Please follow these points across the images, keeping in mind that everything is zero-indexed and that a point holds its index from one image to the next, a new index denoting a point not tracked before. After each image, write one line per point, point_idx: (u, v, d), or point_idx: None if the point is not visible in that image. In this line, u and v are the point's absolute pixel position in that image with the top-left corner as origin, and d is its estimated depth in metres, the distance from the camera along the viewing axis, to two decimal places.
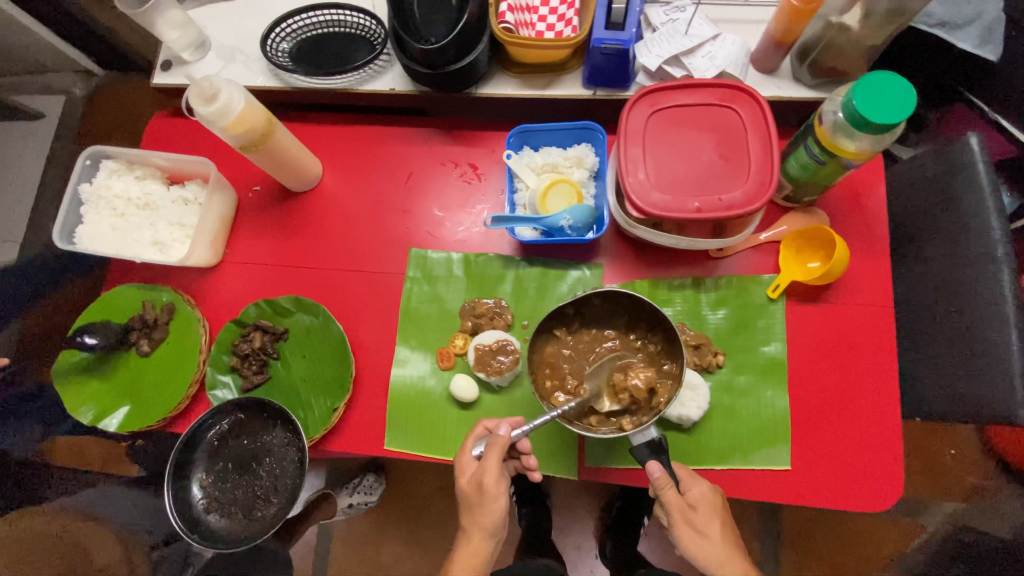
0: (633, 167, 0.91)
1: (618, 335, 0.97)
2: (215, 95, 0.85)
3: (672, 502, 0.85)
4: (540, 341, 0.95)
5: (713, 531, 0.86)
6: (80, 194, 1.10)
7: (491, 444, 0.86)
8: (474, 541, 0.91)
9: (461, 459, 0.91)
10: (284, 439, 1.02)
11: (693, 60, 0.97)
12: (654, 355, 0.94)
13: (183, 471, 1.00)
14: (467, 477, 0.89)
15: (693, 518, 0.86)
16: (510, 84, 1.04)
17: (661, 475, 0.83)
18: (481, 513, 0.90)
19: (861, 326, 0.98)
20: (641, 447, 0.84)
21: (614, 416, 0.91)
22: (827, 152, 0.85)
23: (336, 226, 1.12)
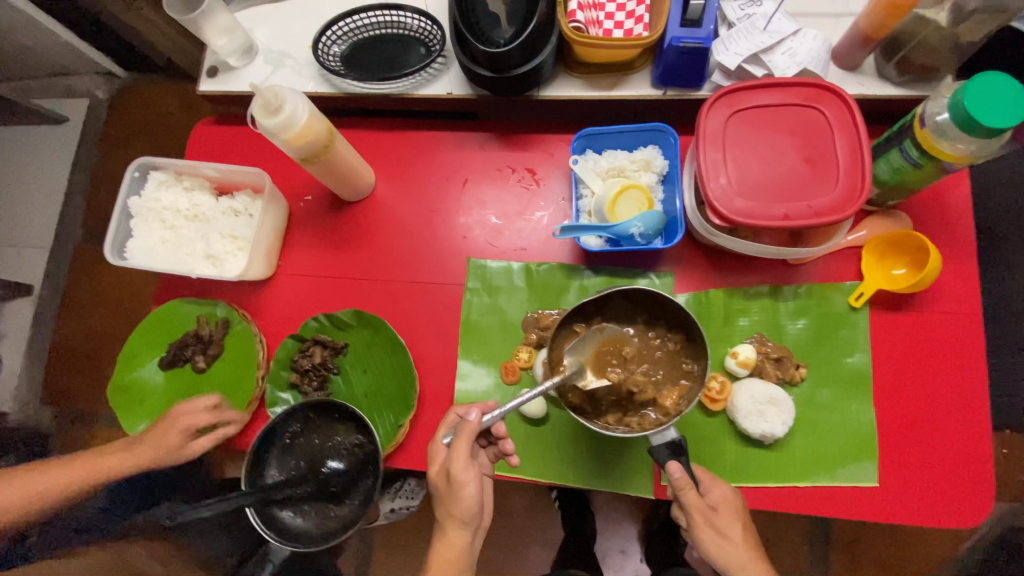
0: (713, 172, 0.86)
1: (638, 332, 0.90)
2: (281, 107, 0.82)
3: (691, 503, 0.82)
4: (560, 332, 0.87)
5: (735, 534, 0.82)
6: (129, 207, 1.07)
7: (461, 430, 0.82)
8: (449, 534, 0.86)
9: (434, 446, 0.88)
10: (356, 442, 0.95)
11: (772, 57, 0.92)
12: (675, 354, 0.88)
13: (257, 465, 0.93)
14: (436, 464, 0.86)
15: (714, 520, 0.82)
16: (574, 85, 0.99)
17: (681, 475, 0.80)
18: (451, 502, 0.85)
19: (951, 335, 0.93)
20: (662, 447, 0.81)
21: (628, 416, 0.86)
22: (926, 155, 0.80)
23: (392, 235, 1.09)
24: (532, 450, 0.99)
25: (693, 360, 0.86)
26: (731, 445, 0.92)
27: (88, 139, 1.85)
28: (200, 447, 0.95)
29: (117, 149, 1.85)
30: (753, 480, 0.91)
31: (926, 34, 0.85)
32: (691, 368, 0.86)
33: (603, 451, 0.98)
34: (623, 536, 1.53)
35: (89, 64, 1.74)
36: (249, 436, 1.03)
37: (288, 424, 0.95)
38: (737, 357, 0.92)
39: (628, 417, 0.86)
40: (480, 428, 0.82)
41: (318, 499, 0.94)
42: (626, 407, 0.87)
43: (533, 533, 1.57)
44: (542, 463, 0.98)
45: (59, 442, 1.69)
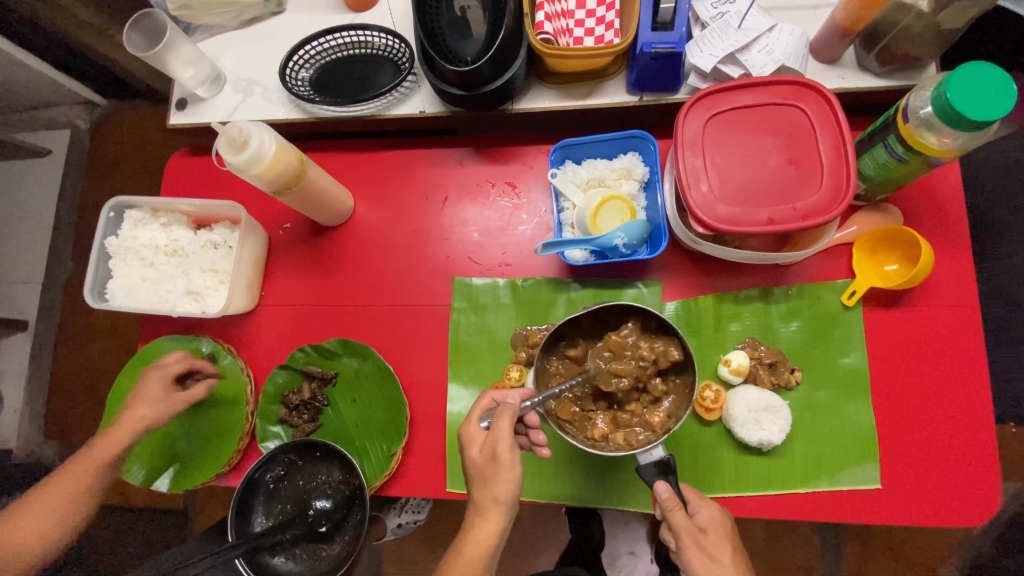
0: (694, 179, 0.84)
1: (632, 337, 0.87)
2: (246, 142, 0.80)
3: (680, 525, 0.81)
4: (546, 351, 0.89)
5: (724, 557, 0.81)
6: (107, 248, 1.06)
7: (501, 410, 0.79)
8: (489, 518, 0.78)
9: (468, 431, 0.81)
10: (342, 478, 0.98)
11: (748, 56, 0.90)
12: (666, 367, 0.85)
13: (243, 513, 0.93)
14: (477, 445, 0.79)
15: (703, 542, 0.82)
16: (549, 95, 0.97)
17: (669, 496, 0.80)
18: (494, 481, 0.77)
19: (947, 328, 0.91)
20: (649, 467, 0.81)
21: (617, 431, 0.85)
22: (911, 151, 0.78)
23: (374, 259, 1.07)
24: (530, 471, 0.97)
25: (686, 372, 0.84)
26: (730, 454, 0.90)
27: (73, 170, 1.82)
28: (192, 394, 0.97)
29: (100, 178, 1.81)
30: (754, 489, 0.89)
31: (907, 22, 0.82)
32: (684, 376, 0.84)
33: (602, 467, 0.96)
34: (631, 537, 1.49)
35: (67, 94, 1.71)
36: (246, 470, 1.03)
37: (272, 469, 0.96)
38: (730, 365, 0.90)
39: (616, 433, 0.84)
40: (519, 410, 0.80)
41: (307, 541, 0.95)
42: (615, 423, 0.86)
43: (540, 543, 1.55)
44: (541, 482, 0.97)
45: None
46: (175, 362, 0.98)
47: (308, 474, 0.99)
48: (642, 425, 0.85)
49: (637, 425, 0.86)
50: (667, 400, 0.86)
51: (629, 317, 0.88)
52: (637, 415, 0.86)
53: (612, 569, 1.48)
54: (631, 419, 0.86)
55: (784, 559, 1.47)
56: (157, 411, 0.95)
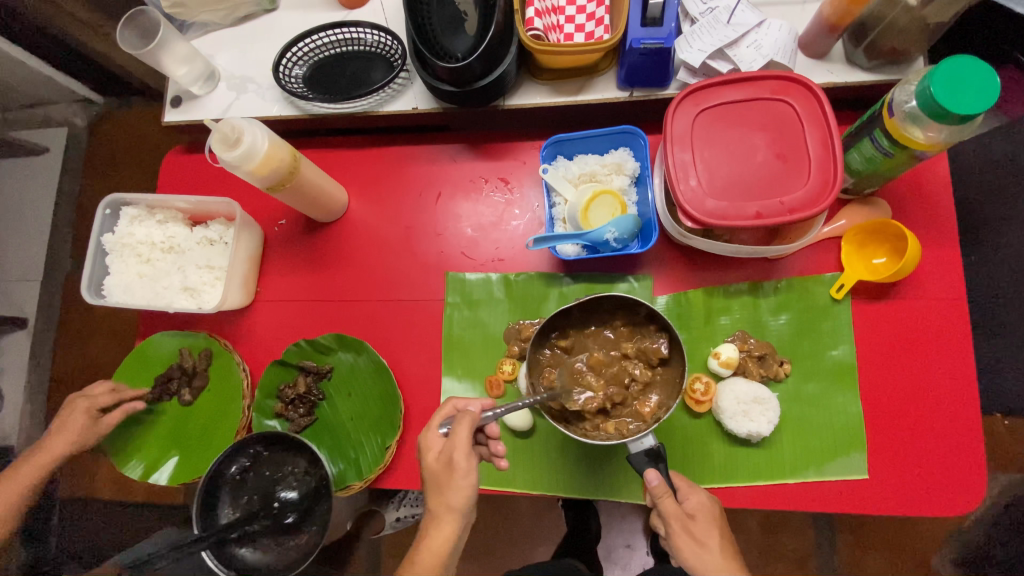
0: (683, 174, 0.85)
1: (619, 335, 0.91)
2: (239, 138, 0.81)
3: (669, 511, 0.83)
4: (538, 342, 0.90)
5: (712, 542, 0.83)
6: (103, 245, 1.07)
7: (460, 417, 0.80)
8: (442, 526, 0.80)
9: (427, 438, 0.82)
10: (308, 469, 0.98)
11: (737, 51, 0.91)
12: (654, 358, 0.88)
13: (208, 504, 0.95)
14: (433, 452, 0.80)
15: (692, 528, 0.83)
16: (540, 92, 0.98)
17: (659, 483, 0.80)
18: (449, 490, 0.79)
19: (935, 320, 0.92)
20: (639, 455, 0.82)
21: (608, 421, 0.86)
22: (897, 144, 0.79)
23: (368, 255, 1.08)
24: (524, 463, 0.99)
25: (675, 363, 0.85)
26: (720, 446, 0.92)
27: (71, 167, 1.82)
28: (111, 421, 0.99)
29: (97, 176, 1.82)
30: (743, 479, 0.90)
31: (893, 17, 0.83)
32: (672, 368, 0.86)
33: (594, 460, 0.97)
34: (628, 530, 1.51)
35: (64, 91, 1.72)
36: None
37: (236, 461, 0.97)
38: (719, 358, 0.91)
39: (607, 423, 0.86)
40: (480, 419, 0.81)
41: (273, 533, 0.96)
42: (606, 414, 0.87)
43: (537, 536, 1.57)
44: (534, 475, 0.98)
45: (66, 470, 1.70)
46: (100, 394, 1.02)
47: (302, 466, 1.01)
48: (632, 416, 0.87)
49: (628, 415, 0.87)
50: (656, 391, 0.88)
51: (616, 309, 0.90)
52: (628, 405, 0.87)
53: (608, 561, 1.50)
54: (622, 410, 0.87)
55: (777, 550, 1.48)
56: (81, 439, 0.99)
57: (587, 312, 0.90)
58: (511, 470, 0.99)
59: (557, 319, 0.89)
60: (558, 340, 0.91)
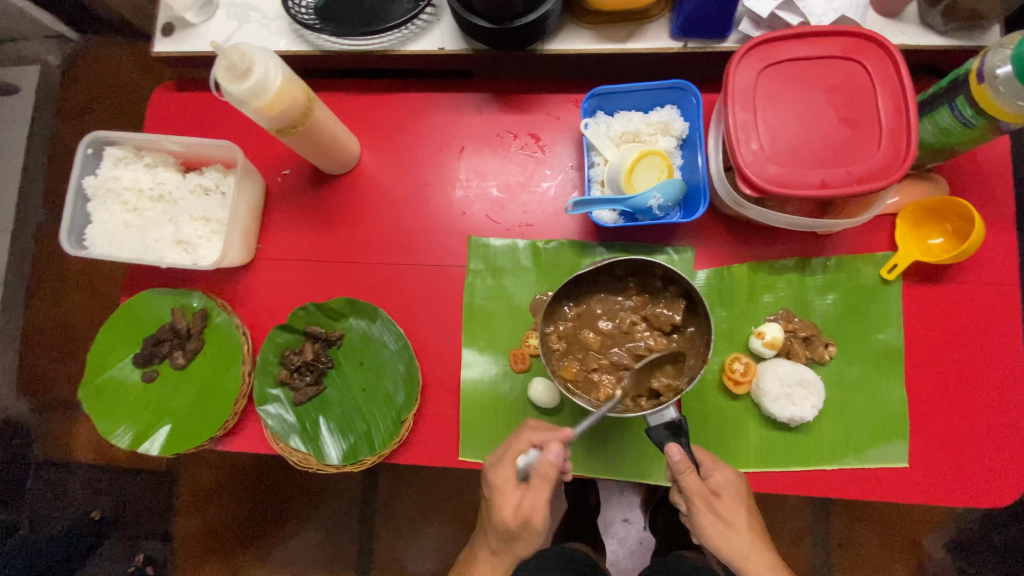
0: (744, 135, 0.77)
1: (635, 302, 0.85)
2: (249, 69, 0.70)
3: (692, 487, 0.78)
4: (550, 313, 0.83)
5: (738, 520, 0.79)
6: (85, 188, 0.95)
7: (546, 474, 0.76)
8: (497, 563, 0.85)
9: (501, 485, 0.78)
10: None
11: (807, 3, 0.82)
12: (673, 324, 0.82)
13: None
14: (511, 507, 0.77)
15: (718, 505, 0.79)
16: (583, 37, 0.88)
17: (681, 457, 0.75)
18: (519, 540, 0.81)
19: (986, 306, 0.88)
20: (659, 428, 0.77)
21: (622, 393, 0.82)
22: (982, 115, 0.72)
23: (382, 213, 0.99)
24: None
25: (698, 326, 0.80)
26: (757, 430, 0.87)
27: (41, 109, 1.65)
28: None
29: (71, 118, 1.65)
30: (779, 465, 0.86)
31: None
32: (695, 332, 0.81)
33: (620, 439, 0.92)
34: (625, 504, 1.47)
35: (34, 25, 1.55)
36: (244, 434, 0.96)
37: None
38: (763, 338, 0.86)
39: (623, 394, 0.82)
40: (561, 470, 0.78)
41: None
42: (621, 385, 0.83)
43: None
44: None
45: (40, 432, 1.60)
46: None
47: (309, 438, 0.91)
48: None
49: None
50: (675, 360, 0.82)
51: (629, 275, 0.84)
52: None
53: (606, 535, 1.46)
54: None
55: (776, 532, 1.47)
56: None
57: (599, 275, 0.84)
58: None
59: (571, 285, 0.83)
60: (569, 309, 0.85)
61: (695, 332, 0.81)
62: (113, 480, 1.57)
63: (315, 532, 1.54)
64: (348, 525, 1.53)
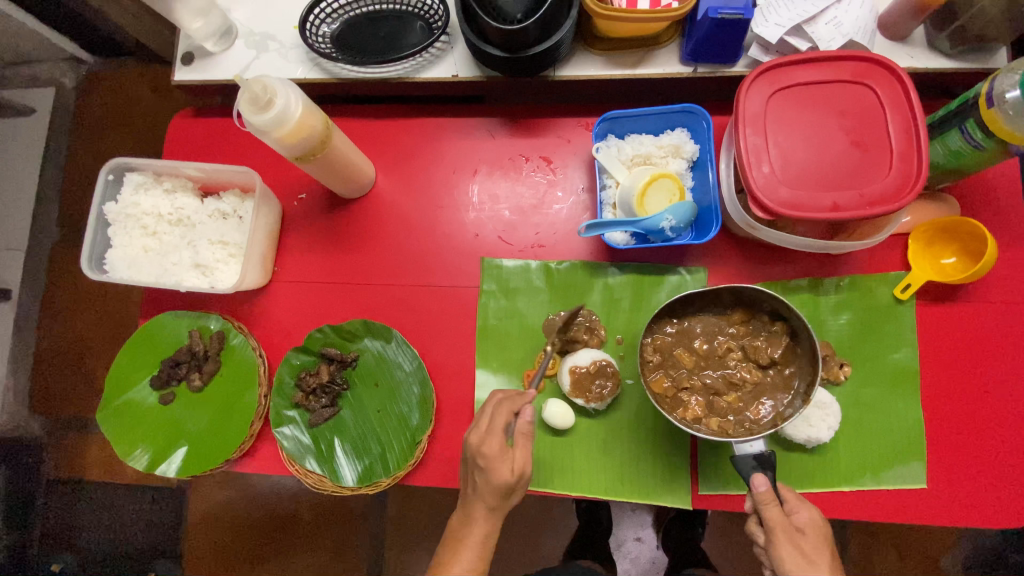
0: (755, 159, 0.78)
1: (738, 332, 0.87)
2: (271, 100, 0.72)
3: (775, 520, 0.75)
4: (654, 324, 0.86)
5: (822, 562, 0.74)
6: (105, 214, 0.97)
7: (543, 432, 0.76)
8: (487, 520, 0.80)
9: (491, 452, 0.75)
10: None
11: (815, 28, 0.83)
12: (772, 359, 0.84)
13: None
14: (513, 468, 0.76)
15: (801, 543, 0.75)
16: (594, 63, 0.90)
17: (766, 489, 0.75)
18: (514, 494, 0.79)
19: (1000, 326, 0.87)
20: (746, 458, 0.78)
21: (711, 416, 0.84)
22: (993, 138, 0.73)
23: (395, 234, 1.00)
24: (559, 463, 0.91)
25: (798, 368, 0.83)
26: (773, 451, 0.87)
27: (57, 131, 1.69)
28: None
29: (86, 141, 1.69)
30: (795, 486, 0.86)
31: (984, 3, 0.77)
32: (793, 374, 0.84)
33: (636, 465, 0.90)
34: (638, 523, 1.47)
35: (53, 49, 1.58)
36: (258, 455, 0.97)
37: None
38: None
39: (710, 417, 0.84)
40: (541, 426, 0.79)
41: None
42: (709, 409, 0.85)
43: (548, 526, 1.52)
44: (572, 475, 0.90)
45: (54, 449, 1.61)
46: None
47: (324, 460, 0.91)
48: (739, 416, 0.85)
49: (734, 416, 0.85)
50: (768, 396, 0.85)
51: (735, 304, 0.87)
52: (734, 406, 0.85)
53: (618, 554, 1.46)
54: (728, 410, 0.85)
55: None
56: None
57: (706, 298, 0.86)
58: (544, 472, 0.91)
59: (677, 303, 0.86)
60: (670, 325, 0.87)
61: (795, 372, 0.84)
62: (124, 498, 1.58)
63: (326, 550, 1.53)
64: (358, 543, 1.53)
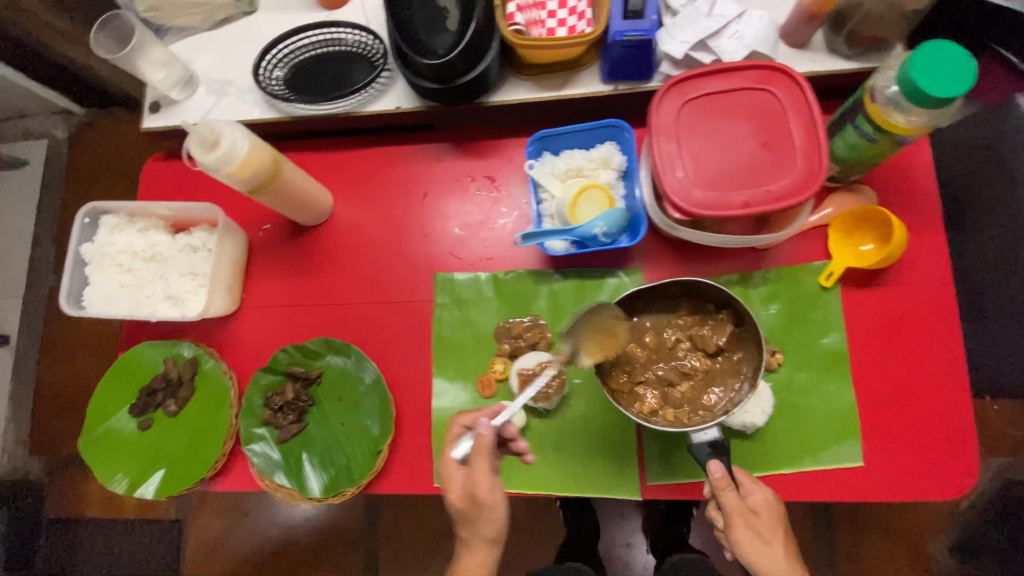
0: (669, 165, 0.84)
1: (686, 322, 0.91)
2: (218, 141, 0.80)
3: (731, 504, 0.80)
4: (606, 322, 0.89)
5: (776, 540, 0.81)
6: (83, 254, 1.05)
7: (477, 448, 0.82)
8: (477, 551, 0.86)
9: (447, 471, 0.85)
10: None
11: (720, 42, 0.90)
12: (718, 346, 0.88)
13: None
14: (458, 490, 0.84)
15: (756, 524, 0.81)
16: (524, 87, 0.97)
17: (722, 475, 0.79)
18: (480, 521, 0.84)
19: (923, 306, 0.92)
20: (702, 446, 0.82)
21: (666, 407, 0.88)
22: (880, 130, 0.79)
23: (354, 256, 1.06)
24: (515, 464, 0.95)
25: (745, 353, 0.87)
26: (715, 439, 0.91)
27: (51, 181, 1.78)
28: None
29: (78, 189, 1.78)
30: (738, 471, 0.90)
31: None
32: (741, 359, 0.88)
33: (588, 461, 0.94)
34: (628, 528, 1.51)
35: (44, 105, 1.69)
36: (232, 474, 1.02)
37: None
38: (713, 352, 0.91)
39: (665, 409, 0.88)
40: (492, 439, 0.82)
41: None
42: (664, 400, 0.89)
43: (536, 534, 1.54)
44: (528, 474, 0.95)
45: (54, 488, 1.66)
46: None
47: (293, 474, 0.96)
48: (693, 405, 0.88)
49: (689, 405, 0.88)
50: (718, 382, 0.89)
51: (682, 296, 0.90)
52: (688, 395, 0.89)
53: (609, 561, 1.50)
54: (682, 399, 0.88)
55: None
56: None
57: (653, 292, 0.90)
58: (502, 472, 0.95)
59: (626, 300, 0.89)
60: None
61: (743, 357, 0.88)
62: (124, 531, 1.62)
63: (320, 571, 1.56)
64: (352, 562, 1.56)
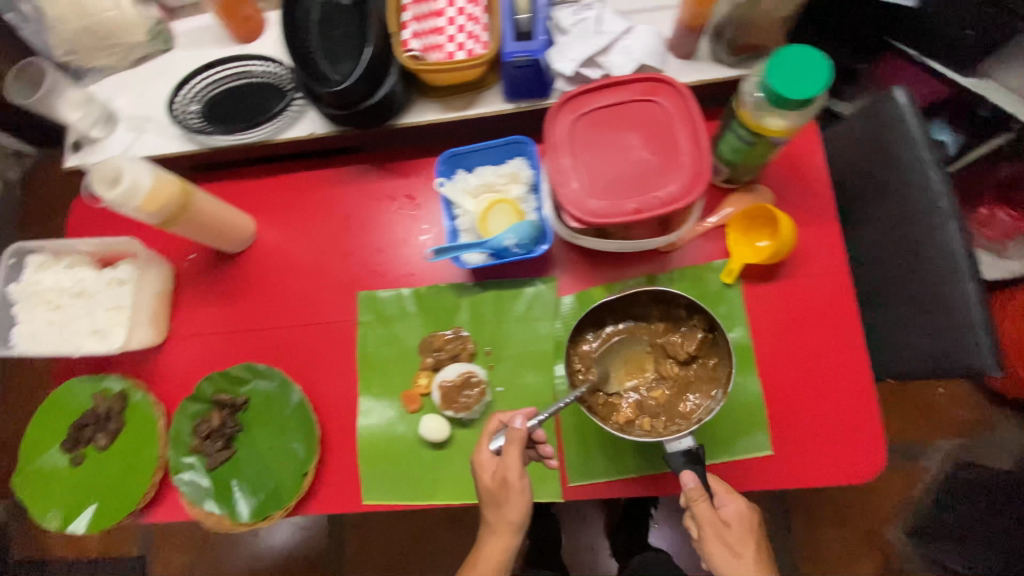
0: (564, 178, 0.88)
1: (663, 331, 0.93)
2: (121, 176, 0.82)
3: (704, 515, 0.82)
4: (574, 335, 0.92)
5: (747, 552, 0.83)
6: (9, 294, 1.06)
7: (510, 438, 0.83)
8: (501, 538, 0.87)
9: (480, 458, 0.87)
10: None
11: (609, 57, 0.96)
12: (691, 354, 0.90)
13: None
14: (490, 474, 0.85)
15: (726, 537, 0.83)
16: (431, 109, 1.01)
17: (695, 485, 0.80)
18: (506, 505, 0.85)
19: (821, 297, 0.96)
20: (677, 455, 0.82)
21: (642, 416, 0.90)
22: (754, 134, 0.84)
23: (280, 281, 1.08)
24: (442, 475, 0.97)
25: (719, 359, 0.89)
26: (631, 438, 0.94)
27: None
28: None
29: (32, 228, 1.78)
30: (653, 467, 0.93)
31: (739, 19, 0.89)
32: (716, 365, 0.90)
33: None
34: (591, 531, 1.52)
35: None
36: (166, 504, 1.02)
37: None
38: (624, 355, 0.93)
39: (642, 417, 0.90)
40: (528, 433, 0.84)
41: None
42: (640, 409, 0.91)
43: None
44: (454, 484, 0.96)
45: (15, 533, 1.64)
46: None
47: (222, 500, 0.97)
48: (670, 413, 0.90)
49: (666, 413, 0.90)
50: (696, 389, 0.91)
51: (653, 304, 0.92)
52: (664, 403, 0.91)
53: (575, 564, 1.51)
54: (658, 408, 0.91)
55: None
56: None
57: (624, 303, 0.92)
58: (429, 483, 0.97)
59: (597, 312, 0.92)
60: (592, 334, 0.94)
61: (718, 363, 0.89)
62: None
63: None
64: None
